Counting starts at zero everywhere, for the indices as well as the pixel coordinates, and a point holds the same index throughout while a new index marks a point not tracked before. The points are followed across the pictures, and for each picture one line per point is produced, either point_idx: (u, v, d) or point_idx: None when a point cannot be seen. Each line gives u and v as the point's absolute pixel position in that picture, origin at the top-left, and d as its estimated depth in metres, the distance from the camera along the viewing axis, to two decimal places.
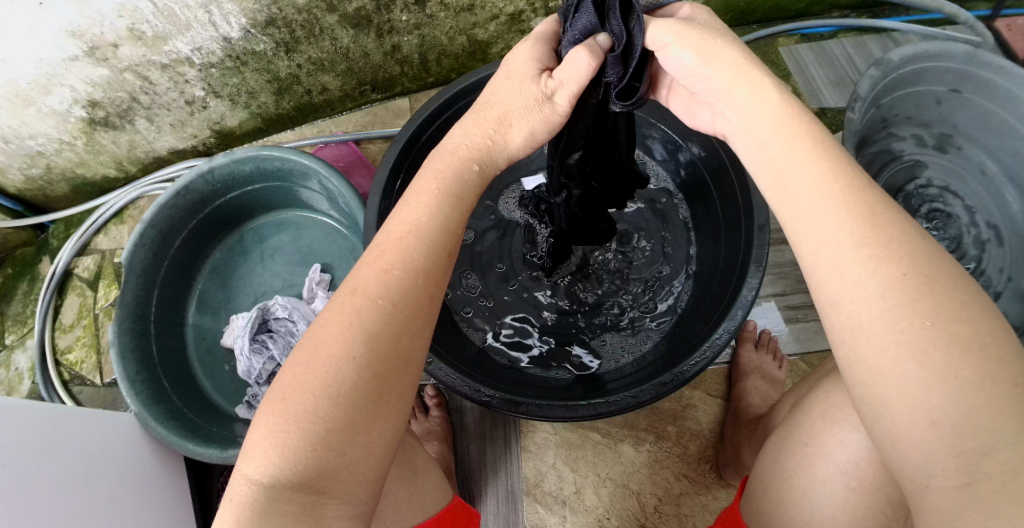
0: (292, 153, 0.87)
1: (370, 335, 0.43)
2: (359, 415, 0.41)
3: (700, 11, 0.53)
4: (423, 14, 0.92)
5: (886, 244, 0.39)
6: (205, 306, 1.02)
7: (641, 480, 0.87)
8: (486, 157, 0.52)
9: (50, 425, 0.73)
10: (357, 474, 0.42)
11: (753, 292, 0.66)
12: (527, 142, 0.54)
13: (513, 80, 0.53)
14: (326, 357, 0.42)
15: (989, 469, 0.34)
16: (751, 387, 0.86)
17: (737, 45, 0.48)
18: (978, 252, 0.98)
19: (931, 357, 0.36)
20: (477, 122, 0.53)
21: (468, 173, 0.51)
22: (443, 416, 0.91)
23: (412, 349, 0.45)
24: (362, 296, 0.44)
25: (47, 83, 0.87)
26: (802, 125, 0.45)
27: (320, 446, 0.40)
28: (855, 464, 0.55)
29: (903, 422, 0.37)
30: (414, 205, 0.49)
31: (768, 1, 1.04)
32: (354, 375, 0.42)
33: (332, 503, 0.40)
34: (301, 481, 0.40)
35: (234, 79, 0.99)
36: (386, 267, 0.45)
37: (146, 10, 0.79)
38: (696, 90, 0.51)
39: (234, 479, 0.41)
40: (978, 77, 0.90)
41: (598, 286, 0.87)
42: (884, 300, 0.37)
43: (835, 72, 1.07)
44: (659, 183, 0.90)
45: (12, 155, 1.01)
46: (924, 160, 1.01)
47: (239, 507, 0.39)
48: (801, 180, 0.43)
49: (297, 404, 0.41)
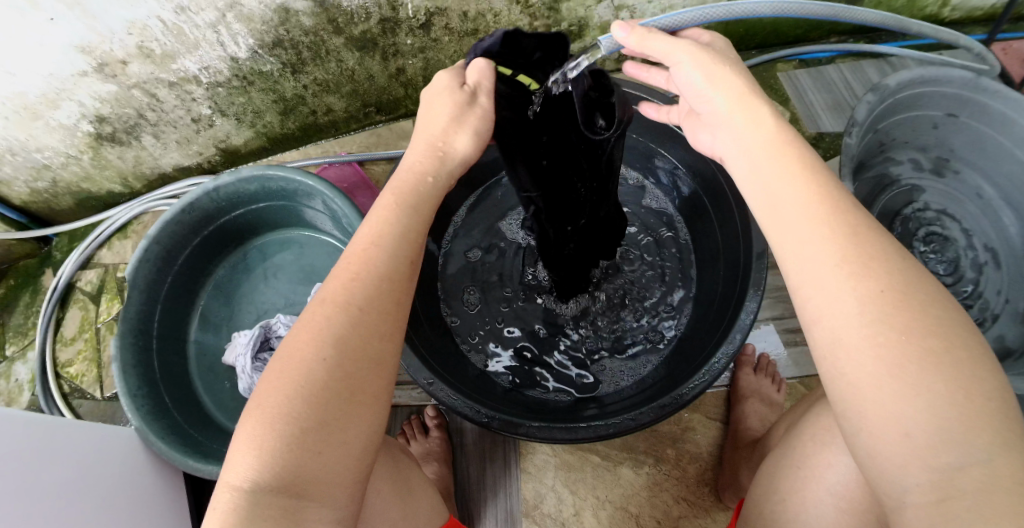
0: (296, 173, 0.87)
1: (340, 338, 0.44)
2: (332, 413, 0.42)
3: (721, 40, 0.54)
4: (428, 38, 0.94)
5: (864, 260, 0.40)
6: (207, 323, 1.03)
7: (640, 503, 0.86)
8: (439, 169, 0.54)
9: (48, 437, 0.73)
10: (336, 475, 0.41)
11: (752, 315, 0.66)
12: (475, 143, 0.56)
13: (440, 97, 0.55)
14: (299, 359, 0.43)
15: (963, 484, 0.34)
16: (751, 410, 0.86)
17: (745, 76, 0.49)
18: (976, 275, 0.98)
19: (905, 370, 0.36)
20: (422, 142, 0.55)
21: (424, 185, 0.53)
22: (443, 436, 0.91)
23: (382, 351, 0.46)
24: (331, 304, 0.45)
25: (55, 97, 0.88)
26: (799, 156, 0.46)
27: (294, 447, 0.40)
28: (844, 486, 0.54)
29: (878, 436, 0.37)
30: (374, 219, 0.50)
31: (768, 25, 1.06)
32: (324, 375, 0.42)
33: (312, 506, 0.40)
34: (276, 484, 0.39)
35: (241, 98, 1.00)
36: (352, 276, 0.47)
37: (155, 27, 0.80)
38: (700, 111, 0.52)
39: (218, 488, 0.41)
40: (975, 101, 0.91)
41: (599, 309, 0.88)
42: (863, 313, 0.38)
43: (834, 96, 1.08)
44: (659, 206, 0.91)
45: (19, 167, 1.02)
46: (921, 185, 1.03)
47: (226, 513, 0.39)
48: (790, 201, 0.44)
49: (271, 408, 0.41)
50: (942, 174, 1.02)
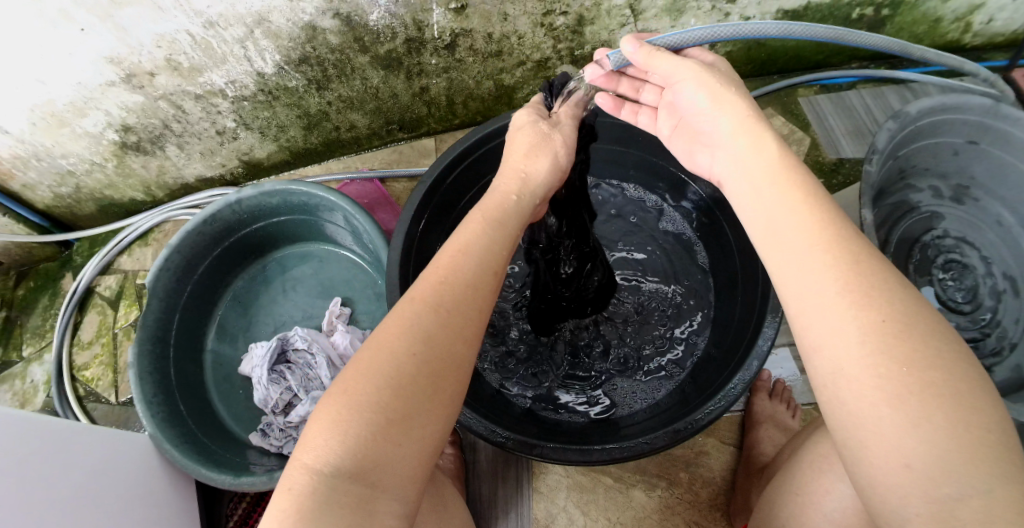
0: (319, 189, 0.88)
1: (429, 335, 0.45)
2: (415, 407, 0.42)
3: (722, 63, 0.57)
4: (452, 58, 0.95)
5: (864, 291, 0.39)
6: (225, 333, 1.04)
7: (651, 526, 0.86)
8: (522, 189, 0.58)
9: (63, 441, 0.74)
10: (409, 470, 0.41)
11: (770, 341, 0.66)
12: (553, 167, 0.61)
13: (523, 131, 0.62)
14: (390, 352, 0.44)
15: (963, 516, 0.33)
16: (765, 435, 0.85)
17: (747, 99, 0.53)
18: (994, 303, 0.98)
19: (905, 400, 0.36)
20: (508, 168, 0.60)
21: (507, 202, 0.56)
22: (457, 454, 0.89)
23: (464, 356, 0.46)
24: (421, 303, 0.47)
25: (83, 105, 0.90)
26: (798, 181, 0.46)
27: (377, 437, 0.40)
28: (841, 512, 0.54)
29: (879, 465, 0.36)
30: (464, 231, 0.53)
31: (789, 51, 1.07)
32: (413, 369, 0.43)
33: (385, 497, 0.40)
34: (356, 472, 0.39)
35: (266, 112, 1.02)
36: (439, 280, 0.48)
37: (184, 41, 0.82)
38: (702, 131, 0.55)
39: (291, 467, 0.41)
40: (995, 129, 0.91)
41: (604, 330, 0.89)
42: (863, 344, 0.38)
43: (854, 123, 1.09)
44: (676, 228, 0.92)
45: (44, 172, 1.04)
46: (940, 211, 1.03)
47: (297, 496, 0.39)
48: (790, 228, 0.44)
49: (360, 395, 0.42)
50: (961, 201, 1.02)
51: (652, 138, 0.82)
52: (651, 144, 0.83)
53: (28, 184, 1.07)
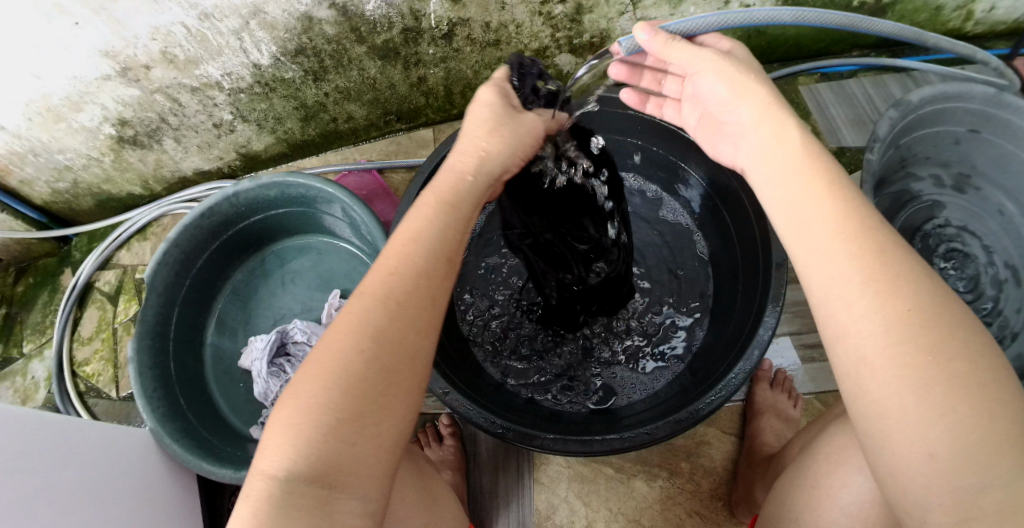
0: (316, 181, 0.88)
1: (379, 331, 0.43)
2: (367, 405, 0.42)
3: (740, 50, 0.56)
4: (449, 48, 0.94)
5: (892, 281, 0.39)
6: (224, 326, 1.04)
7: (652, 516, 0.86)
8: (479, 170, 0.54)
9: (65, 437, 0.74)
10: (369, 468, 0.41)
11: (771, 331, 0.65)
12: (510, 149, 0.56)
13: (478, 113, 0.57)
14: (336, 352, 0.43)
15: (985, 505, 0.34)
16: (766, 425, 0.85)
17: (770, 86, 0.51)
18: (996, 292, 0.97)
19: (931, 391, 0.36)
20: (467, 144, 0.55)
21: (462, 184, 0.53)
22: (457, 445, 0.91)
23: (418, 346, 0.45)
24: (369, 297, 0.45)
25: (79, 100, 0.90)
26: (821, 165, 0.45)
27: (330, 438, 0.40)
28: (859, 506, 0.54)
29: (902, 456, 0.37)
30: (415, 216, 0.50)
31: (790, 39, 1.07)
32: (362, 367, 0.42)
33: (344, 498, 0.40)
34: (313, 474, 0.40)
35: (263, 104, 1.01)
36: (390, 271, 0.46)
37: (180, 34, 0.81)
38: (725, 121, 0.54)
39: (251, 475, 0.41)
40: (998, 118, 0.90)
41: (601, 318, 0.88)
42: (888, 334, 0.38)
43: (855, 111, 1.08)
44: (675, 217, 0.91)
45: (42, 168, 1.04)
46: (942, 200, 1.02)
47: (256, 504, 0.39)
48: (814, 218, 0.43)
49: (308, 398, 0.41)
50: (963, 190, 1.01)
51: (651, 126, 0.81)
52: (651, 132, 0.83)
53: (25, 180, 1.06)
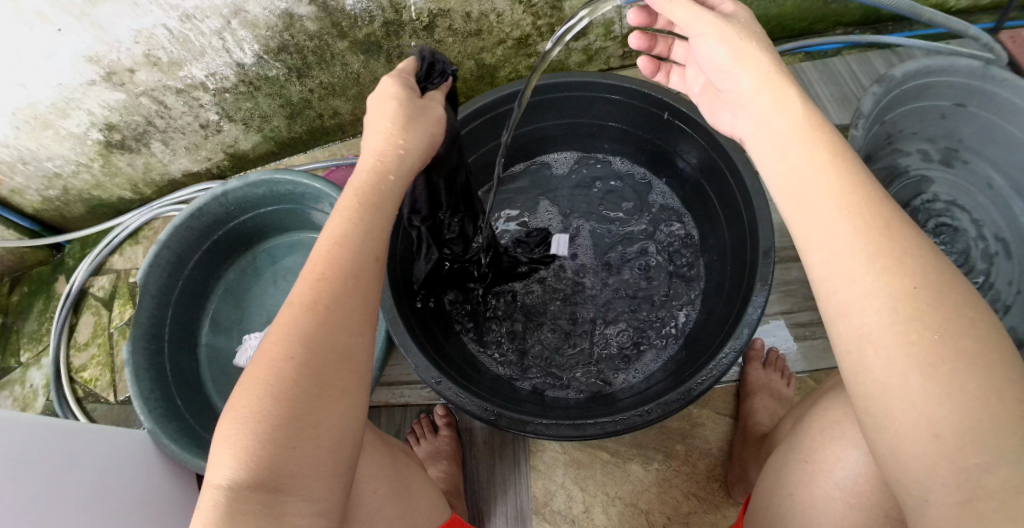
0: (303, 177, 0.89)
1: (308, 335, 0.43)
2: (303, 409, 0.41)
3: (743, 14, 0.54)
4: (431, 39, 0.95)
5: (896, 257, 0.39)
6: (218, 326, 1.04)
7: (650, 499, 0.87)
8: (397, 165, 0.53)
9: (66, 443, 0.74)
10: (315, 468, 0.41)
11: (760, 310, 0.65)
12: (430, 144, 0.57)
13: (382, 106, 0.55)
14: (267, 361, 0.42)
15: (990, 485, 0.34)
16: (759, 405, 0.86)
17: (770, 51, 0.51)
18: (986, 265, 0.97)
19: (938, 370, 0.36)
20: (380, 140, 0.54)
21: (384, 183, 0.52)
22: (452, 435, 0.92)
23: (351, 345, 0.45)
24: (298, 305, 0.44)
25: (65, 106, 0.90)
26: (823, 136, 0.45)
27: (267, 445, 0.40)
28: (853, 481, 0.54)
29: (906, 436, 0.37)
30: (337, 218, 0.49)
31: (772, 19, 1.07)
32: (293, 372, 0.42)
33: (292, 500, 0.40)
34: (256, 480, 0.39)
35: (248, 103, 1.01)
36: (317, 277, 0.46)
37: (162, 36, 0.81)
38: (728, 89, 0.54)
39: (204, 489, 0.40)
40: (983, 92, 0.92)
41: (574, 304, 0.88)
42: (895, 311, 0.38)
43: (840, 89, 1.09)
44: (665, 201, 0.92)
45: (31, 176, 1.04)
46: (929, 175, 1.03)
47: (203, 513, 0.39)
48: (819, 190, 0.43)
49: (245, 407, 0.41)
50: (951, 164, 1.02)
51: (634, 110, 0.82)
52: (634, 116, 0.83)
53: (16, 188, 1.06)
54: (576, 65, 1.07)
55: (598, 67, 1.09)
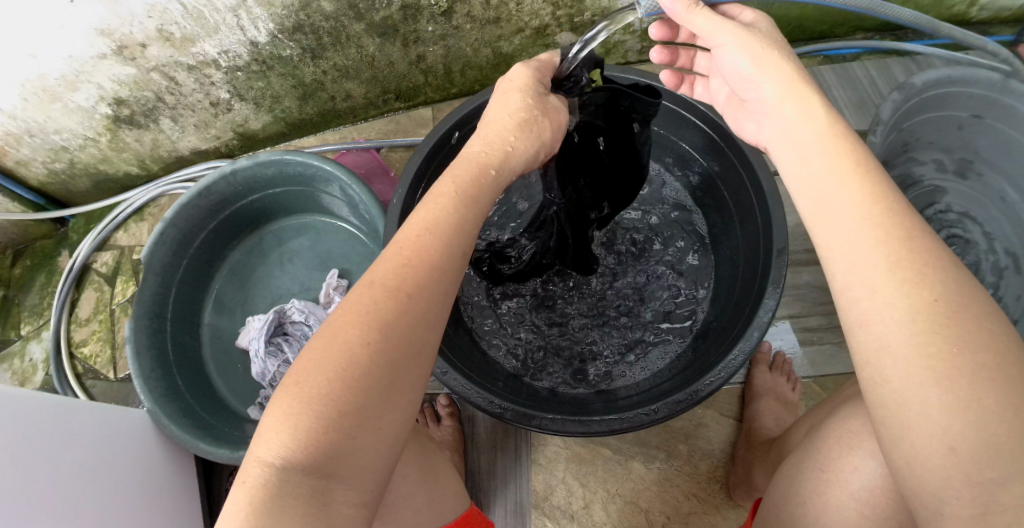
0: (313, 159, 0.87)
1: (387, 323, 0.42)
2: (372, 400, 0.40)
3: (763, 21, 0.53)
4: (448, 25, 0.93)
5: (918, 267, 0.38)
6: (222, 306, 1.04)
7: (650, 498, 0.86)
8: (501, 163, 0.54)
9: (68, 421, 0.74)
10: (367, 459, 0.41)
11: (770, 314, 0.64)
12: (542, 148, 0.59)
13: (510, 99, 0.57)
14: (342, 342, 0.41)
15: (1003, 499, 0.33)
16: (764, 408, 0.85)
17: (792, 59, 0.50)
18: (996, 279, 0.97)
19: (957, 382, 0.35)
20: (493, 137, 0.55)
21: (486, 178, 0.52)
22: (455, 426, 0.91)
23: (425, 338, 0.44)
24: (380, 288, 0.43)
25: (74, 79, 0.89)
26: (845, 144, 0.44)
27: (331, 430, 0.39)
28: (868, 491, 0.53)
29: (922, 447, 0.35)
30: (431, 204, 0.48)
31: (792, 21, 1.06)
32: (368, 360, 0.41)
33: (340, 488, 0.39)
34: (311, 464, 0.38)
35: (261, 83, 1.00)
36: (403, 262, 0.45)
37: (176, 11, 0.80)
38: (750, 98, 0.53)
39: (247, 461, 0.40)
40: (1000, 104, 0.89)
41: (592, 298, 0.88)
42: (914, 323, 0.36)
43: (858, 93, 1.08)
44: (678, 198, 0.91)
45: (37, 149, 1.03)
46: (943, 185, 1.02)
47: (252, 490, 0.38)
48: (841, 198, 0.42)
49: (313, 387, 0.40)
50: (966, 176, 1.00)
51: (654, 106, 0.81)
52: None
53: (21, 160, 1.05)
54: None
55: (615, 61, 1.08)
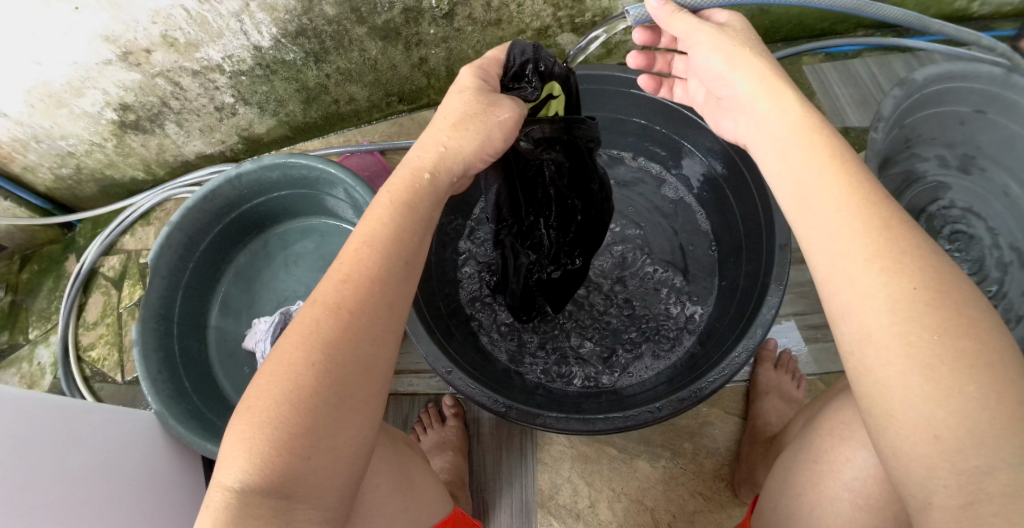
0: (318, 161, 0.88)
1: (327, 342, 0.42)
2: (322, 419, 0.41)
3: (738, 19, 0.53)
4: (450, 28, 0.94)
5: (896, 257, 0.38)
6: (228, 309, 1.04)
7: (656, 496, 0.86)
8: (438, 165, 0.52)
9: (76, 422, 0.74)
10: (326, 475, 0.41)
11: (774, 310, 0.64)
12: (483, 149, 0.55)
13: (450, 102, 0.55)
14: (286, 366, 0.42)
15: (990, 488, 0.33)
16: (769, 406, 0.86)
17: (767, 57, 0.50)
18: (1001, 275, 0.96)
19: (937, 370, 0.35)
20: (428, 140, 0.54)
21: (418, 182, 0.51)
22: (459, 425, 0.92)
23: (375, 355, 0.44)
24: (321, 306, 0.44)
25: (80, 85, 0.90)
26: (822, 138, 0.44)
27: (283, 453, 0.40)
28: (861, 481, 0.54)
29: (908, 437, 0.36)
30: (369, 218, 0.48)
31: (793, 19, 1.06)
32: (313, 381, 0.41)
33: (303, 506, 0.40)
34: (268, 485, 0.39)
35: (264, 87, 1.01)
36: (342, 278, 0.45)
37: (179, 17, 0.81)
38: (724, 96, 0.53)
39: (212, 487, 0.41)
40: (1003, 99, 0.90)
41: (591, 302, 0.89)
42: (893, 312, 0.37)
43: (861, 91, 1.08)
44: (677, 196, 0.92)
45: (44, 154, 1.04)
46: (947, 181, 1.01)
47: (215, 513, 0.39)
48: (818, 193, 0.42)
49: (262, 413, 0.41)
50: (969, 171, 1.00)
51: (655, 106, 0.81)
52: (648, 109, 0.82)
53: (28, 166, 1.06)
54: (595, 58, 1.07)
55: (618, 60, 1.08)
